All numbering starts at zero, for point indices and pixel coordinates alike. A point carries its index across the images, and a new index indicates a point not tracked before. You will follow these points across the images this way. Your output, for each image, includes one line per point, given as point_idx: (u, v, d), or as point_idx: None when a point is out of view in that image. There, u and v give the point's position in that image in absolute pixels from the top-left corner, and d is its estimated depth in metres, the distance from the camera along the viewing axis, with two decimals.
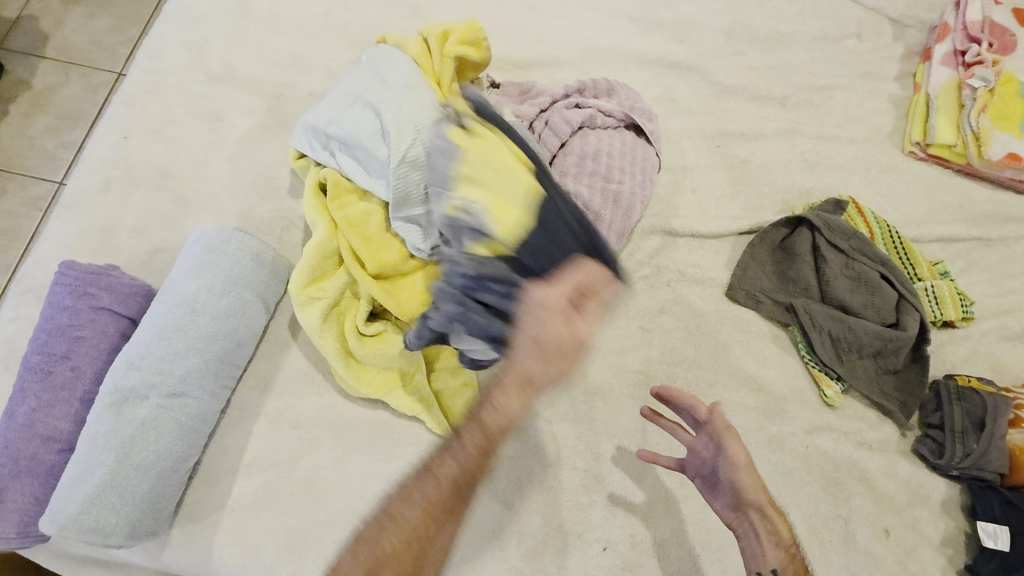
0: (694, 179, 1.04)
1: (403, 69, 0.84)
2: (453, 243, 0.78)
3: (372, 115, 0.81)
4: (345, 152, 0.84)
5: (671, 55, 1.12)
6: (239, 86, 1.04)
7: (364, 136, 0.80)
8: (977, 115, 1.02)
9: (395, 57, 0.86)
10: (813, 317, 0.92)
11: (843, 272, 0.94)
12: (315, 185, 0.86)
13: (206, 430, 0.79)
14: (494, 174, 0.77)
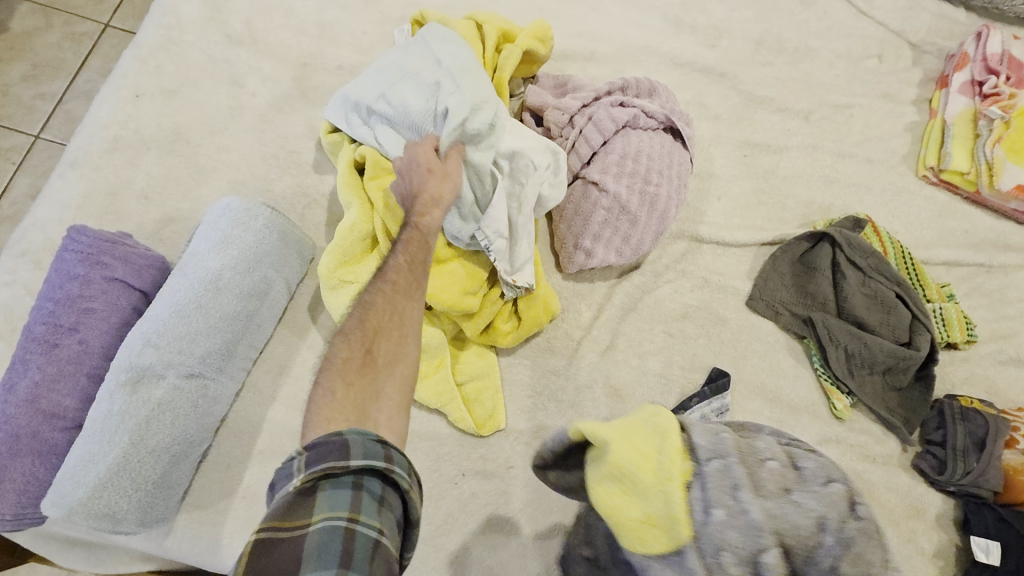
0: (720, 187, 1.05)
1: (460, 52, 0.80)
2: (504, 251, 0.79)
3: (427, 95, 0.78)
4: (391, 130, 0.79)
5: (703, 59, 1.11)
6: (260, 51, 0.98)
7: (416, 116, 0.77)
8: (991, 145, 1.05)
9: (448, 37, 0.82)
10: (832, 330, 0.94)
11: (860, 288, 0.97)
12: (348, 160, 0.81)
13: (220, 414, 0.75)
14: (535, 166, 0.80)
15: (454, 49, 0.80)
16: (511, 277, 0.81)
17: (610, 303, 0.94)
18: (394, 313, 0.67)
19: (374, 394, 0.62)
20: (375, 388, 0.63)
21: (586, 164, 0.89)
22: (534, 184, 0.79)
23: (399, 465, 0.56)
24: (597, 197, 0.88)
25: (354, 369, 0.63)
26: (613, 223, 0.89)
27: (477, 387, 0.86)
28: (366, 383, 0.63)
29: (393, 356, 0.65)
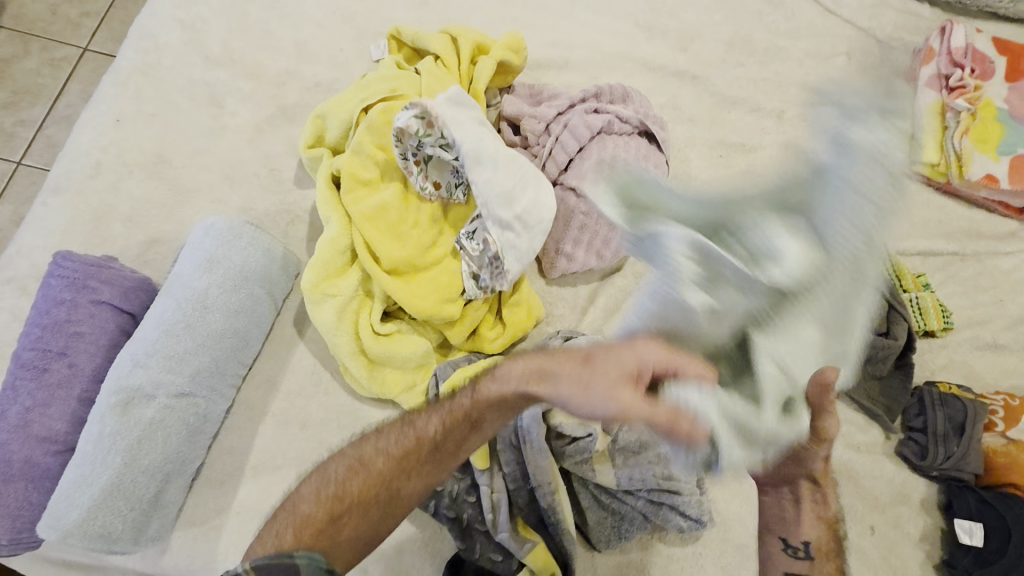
0: (697, 187, 1.07)
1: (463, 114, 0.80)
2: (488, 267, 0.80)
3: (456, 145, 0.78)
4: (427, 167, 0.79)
5: (676, 64, 1.14)
6: (238, 72, 1.00)
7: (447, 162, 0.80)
8: (960, 137, 1.08)
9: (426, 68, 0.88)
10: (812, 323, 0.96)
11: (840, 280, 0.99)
12: (327, 174, 0.82)
13: (211, 431, 0.76)
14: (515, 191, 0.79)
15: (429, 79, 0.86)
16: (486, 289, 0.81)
17: (594, 305, 0.96)
18: (376, 484, 0.70)
19: (331, 540, 0.68)
20: (336, 537, 0.68)
21: (564, 171, 0.92)
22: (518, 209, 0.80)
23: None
24: (575, 203, 0.90)
25: (313, 522, 0.68)
26: (592, 228, 0.91)
27: (458, 385, 0.81)
28: (328, 533, 0.67)
29: (360, 521, 0.69)
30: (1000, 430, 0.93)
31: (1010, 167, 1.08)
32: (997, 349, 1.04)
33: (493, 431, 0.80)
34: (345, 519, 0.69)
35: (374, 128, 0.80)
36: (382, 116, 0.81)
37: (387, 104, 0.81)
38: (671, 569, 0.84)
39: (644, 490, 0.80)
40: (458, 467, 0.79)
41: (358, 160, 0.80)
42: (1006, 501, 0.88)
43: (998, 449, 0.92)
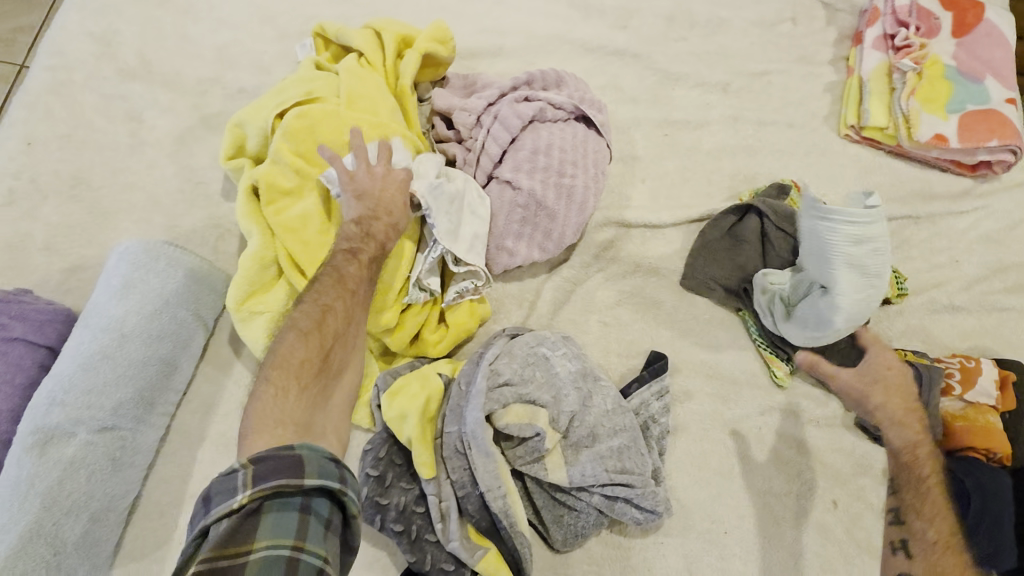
0: (644, 169, 1.04)
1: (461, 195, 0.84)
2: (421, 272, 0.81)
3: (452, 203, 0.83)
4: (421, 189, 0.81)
5: (615, 42, 1.10)
6: (155, 83, 0.96)
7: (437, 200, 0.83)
8: (907, 98, 1.06)
9: (347, 70, 0.84)
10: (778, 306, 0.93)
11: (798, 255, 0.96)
12: (246, 186, 0.78)
13: (143, 463, 0.73)
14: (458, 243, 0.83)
15: (350, 81, 0.82)
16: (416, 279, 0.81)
17: (541, 299, 0.93)
18: (346, 318, 0.70)
19: (316, 406, 0.65)
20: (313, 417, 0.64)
21: (497, 164, 0.88)
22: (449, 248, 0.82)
23: (352, 490, 0.58)
24: (512, 197, 0.86)
25: (298, 376, 0.64)
26: (533, 220, 0.87)
27: (401, 393, 0.78)
28: (314, 391, 0.65)
29: (345, 352, 0.70)
30: (957, 393, 0.93)
31: (960, 125, 1.06)
32: (954, 312, 1.02)
33: (439, 438, 0.78)
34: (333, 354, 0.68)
35: (294, 137, 0.76)
36: (303, 124, 0.77)
37: (304, 111, 0.77)
38: (632, 562, 0.83)
39: (597, 486, 0.79)
40: (407, 478, 0.77)
41: (279, 172, 0.76)
42: (966, 466, 0.86)
43: (956, 413, 0.92)
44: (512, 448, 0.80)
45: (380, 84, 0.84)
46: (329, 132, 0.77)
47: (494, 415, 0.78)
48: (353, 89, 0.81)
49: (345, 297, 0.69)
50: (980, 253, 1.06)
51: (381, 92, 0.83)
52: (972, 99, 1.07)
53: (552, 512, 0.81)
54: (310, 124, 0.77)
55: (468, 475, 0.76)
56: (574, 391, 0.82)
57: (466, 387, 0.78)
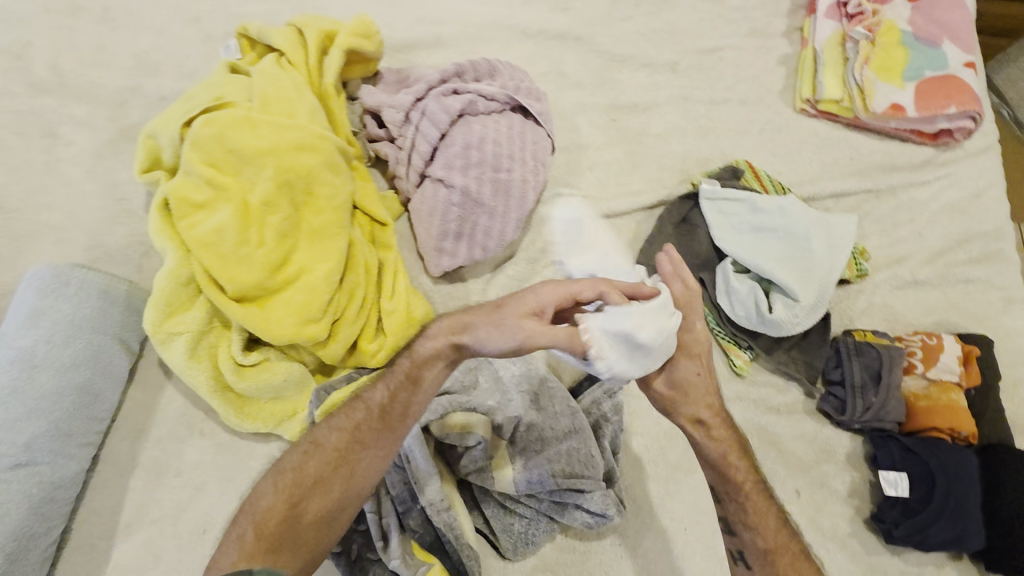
0: (591, 157, 1.00)
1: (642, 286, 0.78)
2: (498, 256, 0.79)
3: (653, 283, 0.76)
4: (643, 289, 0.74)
5: (556, 26, 1.06)
6: (70, 96, 0.91)
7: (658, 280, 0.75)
8: (860, 68, 1.02)
9: (258, 71, 0.81)
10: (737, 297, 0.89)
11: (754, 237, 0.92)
12: (157, 202, 0.73)
13: (66, 497, 0.70)
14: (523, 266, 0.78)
15: (262, 83, 0.79)
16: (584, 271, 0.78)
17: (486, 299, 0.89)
18: (336, 463, 0.67)
19: (295, 543, 0.63)
20: (293, 529, 0.63)
21: (430, 161, 0.85)
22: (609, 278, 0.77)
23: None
24: (446, 195, 0.83)
25: (279, 512, 0.63)
26: (470, 219, 0.84)
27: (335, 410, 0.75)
28: (294, 525, 0.63)
29: (327, 499, 0.65)
30: (921, 372, 0.89)
31: (916, 93, 1.02)
32: (918, 287, 0.99)
33: None
34: (310, 500, 0.65)
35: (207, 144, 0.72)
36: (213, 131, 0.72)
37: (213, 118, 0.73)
38: (589, 566, 0.80)
39: (545, 492, 0.77)
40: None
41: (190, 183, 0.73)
42: (927, 446, 0.85)
43: (919, 393, 0.89)
44: (456, 458, 0.77)
45: (297, 84, 0.81)
46: (240, 139, 0.73)
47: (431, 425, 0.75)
48: (266, 92, 0.78)
49: (359, 436, 0.69)
50: (943, 224, 1.03)
51: (298, 92, 0.80)
52: (930, 65, 1.03)
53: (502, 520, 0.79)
54: (219, 130, 0.73)
55: (408, 491, 0.74)
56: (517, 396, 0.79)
57: None
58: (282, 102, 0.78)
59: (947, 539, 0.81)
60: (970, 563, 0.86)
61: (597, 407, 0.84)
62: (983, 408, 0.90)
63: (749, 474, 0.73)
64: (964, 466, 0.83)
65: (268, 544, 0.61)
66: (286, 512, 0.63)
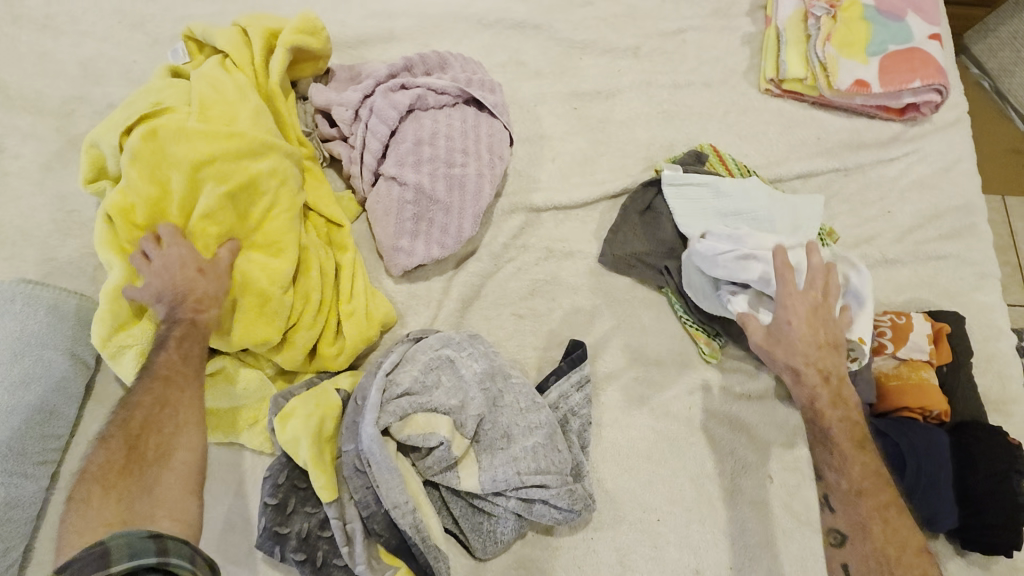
0: (553, 147, 0.99)
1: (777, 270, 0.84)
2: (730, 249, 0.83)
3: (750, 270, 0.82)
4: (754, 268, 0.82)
5: (514, 14, 1.03)
6: (16, 108, 0.89)
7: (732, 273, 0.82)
8: (822, 44, 1.00)
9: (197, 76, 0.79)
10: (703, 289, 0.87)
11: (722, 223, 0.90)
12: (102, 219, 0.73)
13: (25, 517, 0.69)
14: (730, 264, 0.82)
15: (200, 88, 0.77)
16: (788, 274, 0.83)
17: (448, 298, 0.88)
18: (161, 404, 0.65)
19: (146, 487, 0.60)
20: (142, 483, 0.60)
21: (382, 159, 0.83)
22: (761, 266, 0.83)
23: (178, 554, 0.54)
24: (399, 193, 0.82)
25: (116, 464, 0.61)
26: (426, 215, 0.83)
27: (294, 416, 0.73)
28: (142, 471, 0.61)
29: (163, 437, 0.64)
30: (890, 351, 0.88)
31: (880, 68, 1.00)
32: (888, 265, 0.98)
33: (340, 458, 0.75)
34: (145, 443, 0.63)
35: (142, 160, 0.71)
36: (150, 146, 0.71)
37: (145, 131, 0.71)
38: (562, 561, 0.80)
39: (511, 490, 0.76)
40: (312, 503, 0.74)
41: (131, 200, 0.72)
42: (898, 427, 0.84)
43: (889, 373, 0.88)
44: (420, 459, 0.76)
45: (239, 86, 0.79)
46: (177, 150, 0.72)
47: (393, 427, 0.74)
48: (205, 96, 0.76)
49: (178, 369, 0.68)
50: (913, 201, 1.01)
51: (241, 94, 0.78)
52: (893, 39, 1.01)
53: (469, 519, 0.78)
54: (156, 145, 0.72)
55: (372, 495, 0.73)
56: (480, 395, 0.78)
57: (363, 402, 0.74)
58: (221, 107, 0.76)
59: (918, 518, 0.81)
60: (946, 541, 0.85)
61: (565, 401, 0.84)
62: (955, 385, 0.89)
63: (852, 441, 0.76)
64: (934, 446, 0.82)
65: (120, 495, 0.59)
66: (125, 473, 0.60)
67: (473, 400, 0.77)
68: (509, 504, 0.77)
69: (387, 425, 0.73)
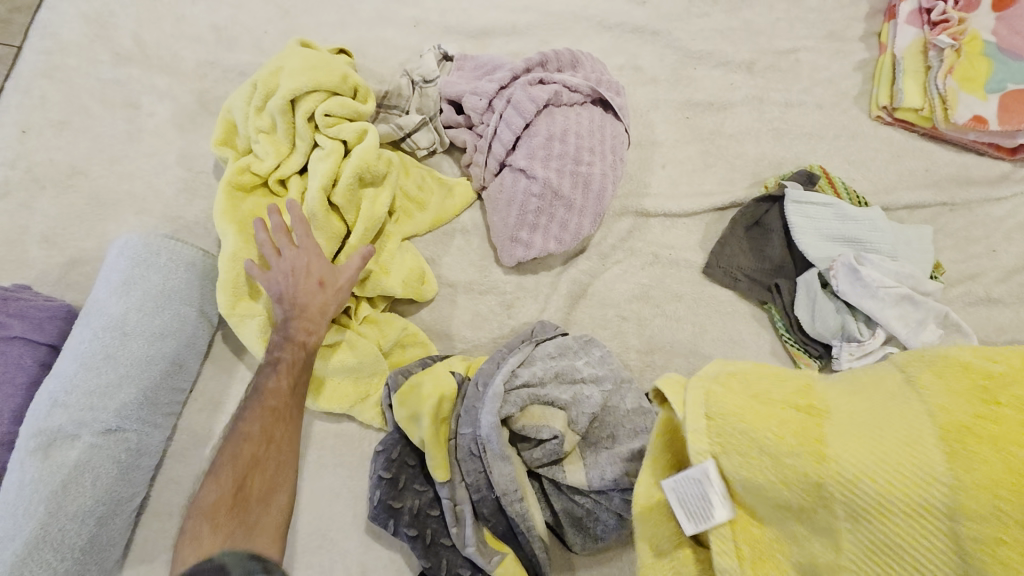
0: (664, 154, 0.99)
1: (910, 319, 0.84)
2: (873, 284, 0.84)
3: (886, 312, 0.84)
4: (889, 310, 0.84)
5: (634, 19, 1.04)
6: (151, 66, 0.91)
7: (868, 308, 0.84)
8: (944, 77, 1.00)
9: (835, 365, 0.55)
10: (821, 312, 0.86)
11: (839, 247, 0.90)
12: (227, 184, 0.77)
13: (150, 465, 0.71)
14: (876, 299, 0.84)
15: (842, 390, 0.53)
16: (918, 325, 0.84)
17: (557, 293, 0.89)
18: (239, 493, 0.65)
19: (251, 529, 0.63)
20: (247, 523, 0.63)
21: (511, 150, 0.84)
22: (898, 311, 0.84)
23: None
24: (526, 185, 0.83)
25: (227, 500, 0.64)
26: (548, 210, 0.83)
27: (413, 393, 0.75)
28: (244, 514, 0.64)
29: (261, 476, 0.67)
30: None
31: (1000, 106, 0.99)
32: (991, 304, 0.97)
33: (452, 439, 0.76)
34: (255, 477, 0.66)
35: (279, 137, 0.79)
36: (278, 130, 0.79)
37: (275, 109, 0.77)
38: None
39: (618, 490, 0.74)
40: (420, 481, 0.75)
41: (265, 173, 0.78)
42: None
43: None
44: (529, 451, 0.76)
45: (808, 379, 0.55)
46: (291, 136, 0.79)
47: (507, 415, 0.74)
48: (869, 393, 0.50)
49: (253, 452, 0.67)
50: (1020, 242, 1.00)
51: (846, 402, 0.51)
52: (1014, 77, 1.00)
53: (570, 514, 0.78)
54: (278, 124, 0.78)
55: (483, 478, 0.73)
56: (597, 393, 0.77)
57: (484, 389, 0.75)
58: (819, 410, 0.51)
59: None
60: None
61: None
62: None
63: None
64: None
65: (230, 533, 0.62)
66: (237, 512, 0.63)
67: (590, 400, 0.76)
68: (615, 507, 0.76)
69: (504, 412, 0.74)
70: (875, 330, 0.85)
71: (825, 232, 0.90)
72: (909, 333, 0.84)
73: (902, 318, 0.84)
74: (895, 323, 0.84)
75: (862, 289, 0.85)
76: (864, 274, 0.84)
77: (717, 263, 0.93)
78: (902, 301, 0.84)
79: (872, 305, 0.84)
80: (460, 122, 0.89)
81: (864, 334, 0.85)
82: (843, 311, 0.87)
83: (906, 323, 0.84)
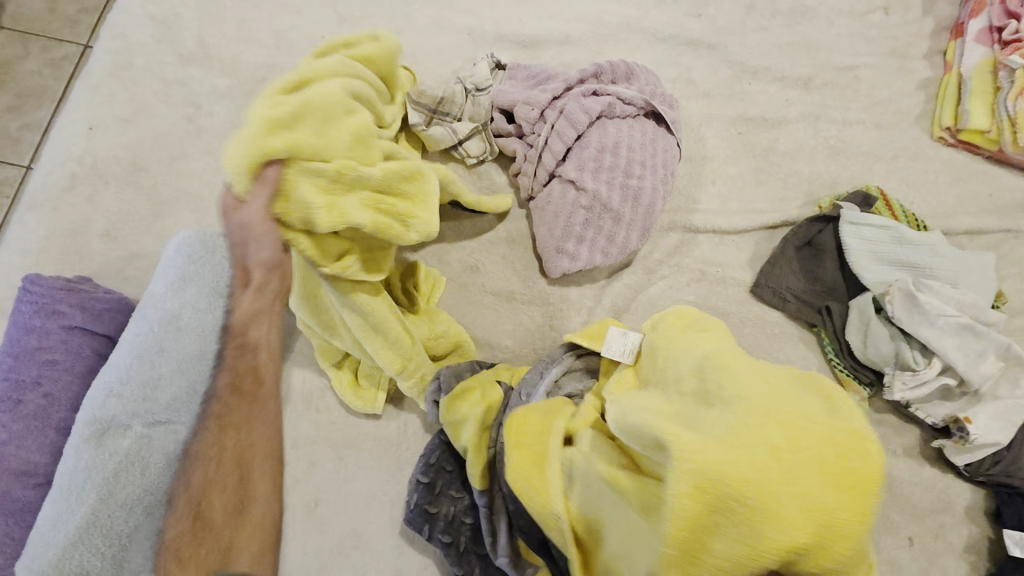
0: (714, 169, 0.97)
1: (971, 350, 0.80)
2: (932, 311, 0.80)
3: (944, 341, 0.80)
4: (947, 339, 0.80)
5: (689, 32, 1.03)
6: (213, 67, 0.93)
7: (924, 335, 0.80)
8: (1015, 97, 0.94)
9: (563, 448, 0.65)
10: (874, 337, 0.83)
11: (896, 271, 0.86)
12: None
13: None
14: (934, 327, 0.80)
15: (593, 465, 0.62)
16: (978, 357, 0.80)
17: (600, 306, 0.88)
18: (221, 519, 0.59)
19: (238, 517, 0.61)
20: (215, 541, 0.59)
21: (561, 161, 0.83)
22: (958, 341, 0.80)
23: None
24: (575, 197, 0.82)
25: (185, 534, 0.59)
26: (596, 222, 0.83)
27: (458, 398, 0.75)
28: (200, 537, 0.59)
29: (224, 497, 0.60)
30: None
31: None
32: None
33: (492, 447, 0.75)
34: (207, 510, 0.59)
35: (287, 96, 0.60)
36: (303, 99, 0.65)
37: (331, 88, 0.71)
38: None
39: None
40: (457, 487, 0.75)
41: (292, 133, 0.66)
42: None
43: None
44: None
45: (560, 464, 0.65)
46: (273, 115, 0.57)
47: None
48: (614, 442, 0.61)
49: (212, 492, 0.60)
50: None
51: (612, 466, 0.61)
52: None
53: None
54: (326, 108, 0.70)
55: None
56: None
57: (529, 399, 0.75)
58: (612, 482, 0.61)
59: None
60: None
61: None
62: None
63: None
64: None
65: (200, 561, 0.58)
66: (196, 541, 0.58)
67: None
68: None
69: None
70: (931, 359, 0.81)
71: (881, 254, 0.87)
72: (968, 365, 0.79)
73: (962, 348, 0.80)
74: (954, 352, 0.80)
75: (919, 315, 0.81)
76: (922, 300, 0.80)
77: (766, 282, 0.90)
78: (964, 331, 0.80)
79: (929, 332, 0.80)
80: (510, 131, 0.89)
81: (921, 363, 0.81)
82: (897, 338, 0.83)
83: (965, 354, 0.80)
